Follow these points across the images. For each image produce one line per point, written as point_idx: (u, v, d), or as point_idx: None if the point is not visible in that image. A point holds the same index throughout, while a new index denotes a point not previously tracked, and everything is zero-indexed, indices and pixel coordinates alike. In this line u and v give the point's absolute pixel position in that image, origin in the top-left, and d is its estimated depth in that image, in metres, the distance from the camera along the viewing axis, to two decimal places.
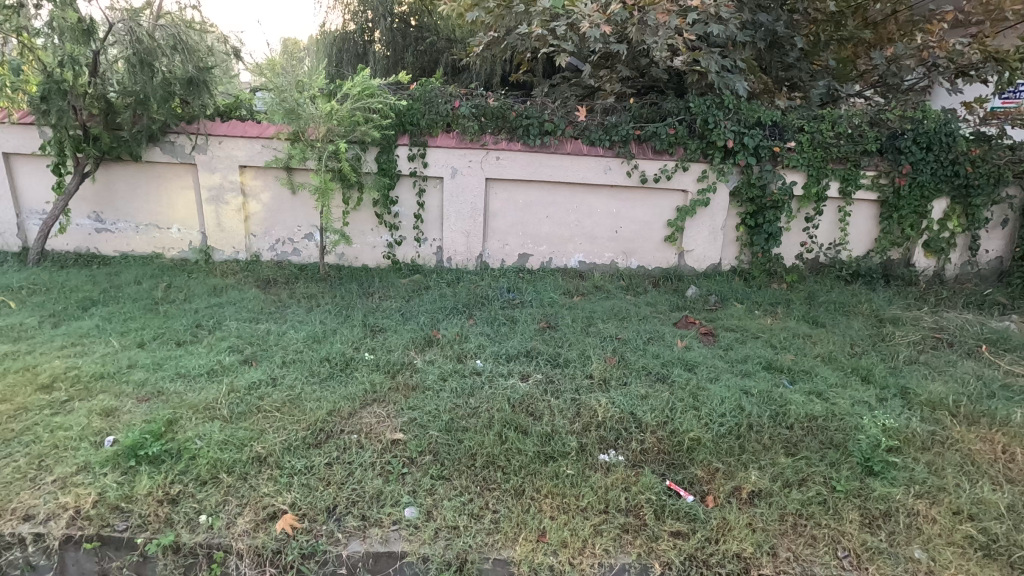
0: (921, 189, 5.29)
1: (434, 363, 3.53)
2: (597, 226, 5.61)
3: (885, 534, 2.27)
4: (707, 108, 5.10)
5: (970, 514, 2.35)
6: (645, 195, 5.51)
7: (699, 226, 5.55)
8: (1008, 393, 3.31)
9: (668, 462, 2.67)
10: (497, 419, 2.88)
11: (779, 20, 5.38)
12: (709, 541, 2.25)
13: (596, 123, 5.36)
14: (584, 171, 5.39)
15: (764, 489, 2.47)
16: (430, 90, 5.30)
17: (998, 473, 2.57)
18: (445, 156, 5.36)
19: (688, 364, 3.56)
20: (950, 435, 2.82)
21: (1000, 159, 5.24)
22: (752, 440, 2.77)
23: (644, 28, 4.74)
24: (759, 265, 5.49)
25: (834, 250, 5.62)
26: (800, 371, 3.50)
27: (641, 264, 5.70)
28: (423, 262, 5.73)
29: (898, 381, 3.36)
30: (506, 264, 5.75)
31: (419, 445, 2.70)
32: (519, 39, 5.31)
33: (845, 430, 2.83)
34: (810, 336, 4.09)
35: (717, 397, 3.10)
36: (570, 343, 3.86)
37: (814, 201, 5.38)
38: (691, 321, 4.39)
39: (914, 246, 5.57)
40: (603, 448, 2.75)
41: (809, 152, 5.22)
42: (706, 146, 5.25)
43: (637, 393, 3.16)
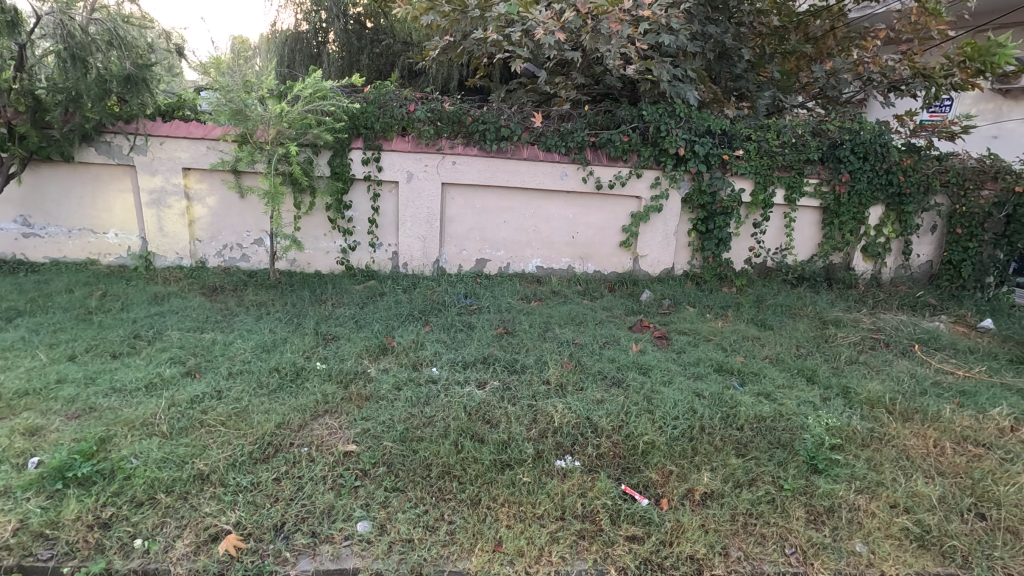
0: (859, 197, 5.57)
1: (388, 371, 3.46)
2: (554, 230, 5.64)
3: (829, 530, 2.36)
4: (659, 116, 5.21)
5: (906, 507, 2.46)
6: (601, 200, 5.58)
7: (653, 231, 5.66)
8: (938, 389, 3.51)
9: (623, 466, 2.69)
10: (453, 428, 2.84)
11: (727, 32, 5.57)
12: (663, 544, 2.27)
13: (552, 129, 5.40)
14: (541, 176, 5.41)
15: (716, 490, 2.52)
16: (385, 93, 5.21)
17: (931, 466, 2.70)
18: (401, 160, 5.29)
19: (643, 367, 3.62)
20: (886, 432, 2.96)
21: (929, 169, 5.58)
22: (704, 442, 2.83)
23: (598, 36, 4.80)
24: (710, 269, 5.64)
25: (780, 254, 5.84)
26: (749, 372, 3.61)
27: (597, 269, 5.77)
28: (378, 267, 5.62)
29: (840, 381, 3.50)
30: (463, 269, 5.71)
31: (373, 457, 2.63)
32: (474, 44, 5.29)
33: (791, 430, 2.92)
34: (758, 338, 4.23)
35: (671, 400, 3.15)
36: (527, 349, 3.86)
37: (761, 208, 5.59)
38: (646, 325, 4.46)
39: (853, 251, 5.86)
40: (559, 454, 2.76)
41: (756, 160, 5.41)
42: (658, 154, 5.37)
43: (593, 397, 3.19)
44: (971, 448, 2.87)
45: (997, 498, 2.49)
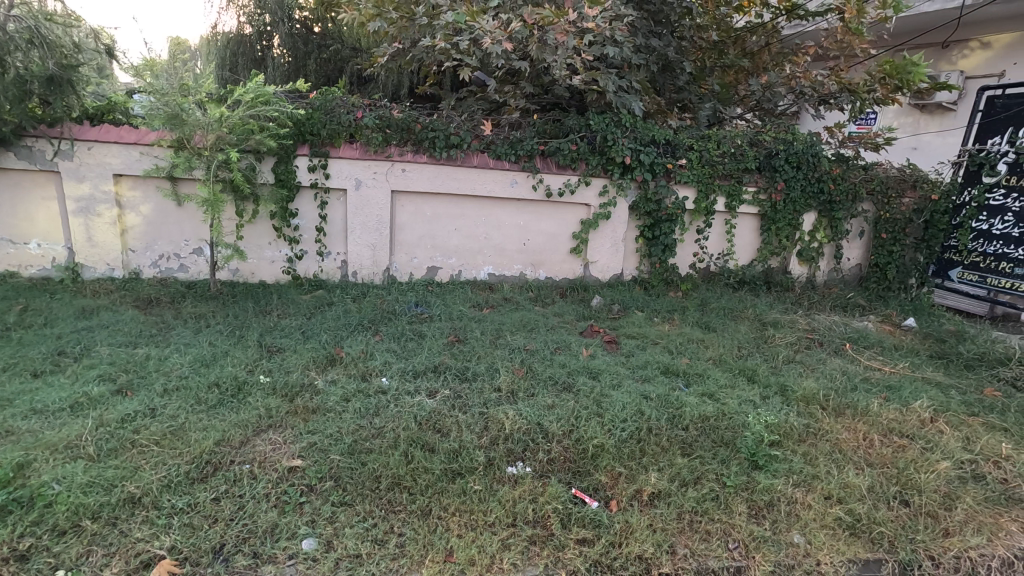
0: (794, 204, 5.88)
1: (336, 383, 3.38)
2: (506, 238, 5.67)
3: (769, 523, 2.45)
4: (606, 125, 5.33)
5: (839, 498, 2.59)
6: (551, 208, 5.66)
7: (602, 238, 5.77)
8: (867, 385, 3.72)
9: (573, 471, 2.72)
10: (403, 438, 2.80)
11: (670, 45, 5.84)
12: (613, 545, 2.31)
13: (501, 137, 5.44)
14: (491, 184, 5.44)
15: (663, 490, 2.58)
16: (331, 99, 5.11)
17: (862, 458, 2.86)
18: (349, 167, 5.20)
19: (592, 372, 3.67)
20: (821, 426, 3.12)
21: (856, 178, 5.97)
22: (652, 443, 2.89)
23: (544, 47, 4.88)
24: (658, 275, 5.79)
25: (723, 259, 6.07)
26: (693, 373, 3.73)
27: (549, 275, 5.83)
28: (327, 276, 5.49)
29: (778, 379, 3.66)
30: (414, 278, 5.65)
31: (319, 471, 2.56)
32: (422, 52, 5.27)
33: (733, 428, 3.03)
34: (703, 341, 4.38)
35: (619, 403, 3.22)
36: (479, 356, 3.85)
37: (704, 215, 5.79)
38: (596, 330, 4.53)
39: (790, 255, 6.17)
40: (510, 460, 2.76)
41: (698, 169, 5.63)
42: (606, 162, 5.49)
43: (544, 403, 3.21)
44: (896, 439, 3.05)
45: (919, 485, 2.65)
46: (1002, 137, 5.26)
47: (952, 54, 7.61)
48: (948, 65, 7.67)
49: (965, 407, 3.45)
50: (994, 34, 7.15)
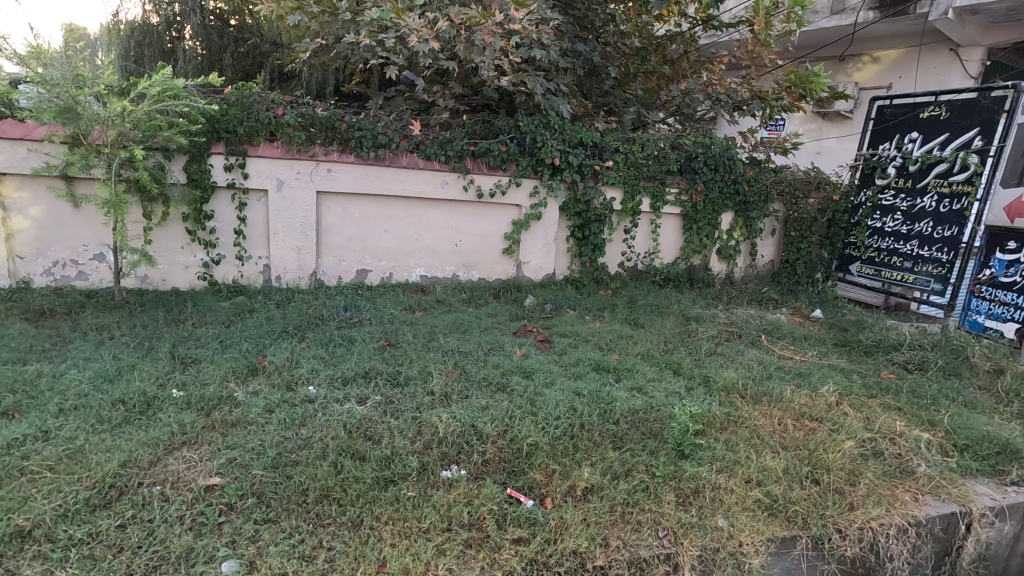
0: (713, 205, 6.21)
1: (258, 394, 3.20)
2: (438, 239, 5.61)
3: (696, 510, 2.56)
4: (534, 127, 5.39)
5: (758, 481, 2.74)
6: (482, 208, 5.65)
7: (534, 238, 5.83)
8: (780, 373, 3.97)
9: (508, 471, 2.72)
10: (332, 448, 2.69)
11: (594, 51, 5.96)
12: (548, 542, 2.33)
13: (431, 137, 5.36)
14: (421, 185, 5.37)
15: (596, 483, 2.63)
16: (248, 95, 4.85)
17: (777, 442, 3.04)
18: (270, 166, 4.97)
19: (526, 371, 3.70)
20: (740, 414, 3.29)
21: (767, 180, 6.39)
22: (584, 439, 2.94)
23: (471, 47, 4.88)
24: (588, 274, 5.92)
25: (649, 257, 6.29)
26: (623, 369, 3.84)
27: (482, 276, 5.81)
28: (247, 281, 5.21)
29: (702, 371, 3.84)
30: (343, 281, 5.47)
31: (240, 488, 2.42)
32: (346, 48, 5.12)
33: (661, 420, 3.14)
34: (631, 337, 4.52)
35: (552, 401, 3.25)
36: (411, 360, 3.77)
37: (631, 215, 5.99)
38: (529, 330, 4.57)
39: (710, 253, 6.50)
40: (444, 464, 2.72)
41: (624, 170, 5.81)
42: (536, 164, 5.55)
43: (478, 404, 3.18)
44: (807, 423, 3.27)
45: (828, 464, 2.86)
46: (892, 143, 5.72)
47: (848, 67, 8.33)
48: (844, 77, 8.39)
49: (865, 390, 3.77)
50: (882, 50, 7.90)
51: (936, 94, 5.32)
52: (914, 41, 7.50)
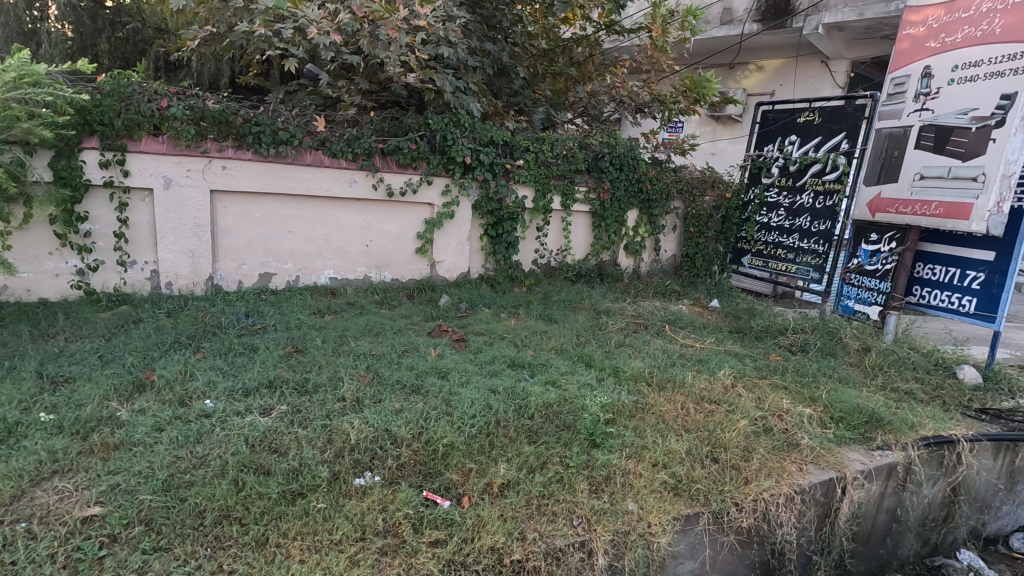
0: (619, 202, 6.49)
1: (146, 411, 2.92)
2: (347, 239, 5.42)
3: (607, 496, 2.66)
4: (444, 125, 5.35)
5: (664, 463, 2.88)
6: (394, 208, 5.53)
7: (447, 237, 5.79)
8: (683, 360, 4.22)
9: (424, 473, 2.68)
10: (232, 464, 2.51)
11: (503, 51, 6.03)
12: (465, 542, 2.32)
13: (336, 134, 5.15)
14: (328, 183, 5.16)
15: (512, 478, 2.66)
16: (126, 85, 4.42)
17: (681, 425, 3.23)
18: (154, 163, 4.56)
19: (441, 372, 3.67)
20: (647, 401, 3.46)
21: (667, 179, 6.79)
22: (500, 436, 2.96)
23: (376, 42, 4.74)
24: (502, 271, 5.97)
25: (561, 254, 6.46)
26: (537, 364, 3.91)
27: (394, 277, 5.68)
28: (132, 289, 4.74)
29: (611, 362, 4.00)
30: (244, 286, 5.13)
31: (125, 516, 2.20)
32: (239, 38, 4.80)
33: (573, 411, 3.23)
34: (545, 332, 4.61)
35: (467, 399, 3.24)
36: (319, 366, 3.61)
37: (543, 213, 6.12)
38: (444, 329, 4.53)
39: (618, 249, 6.79)
40: (357, 471, 2.64)
41: (535, 169, 5.91)
42: (447, 162, 5.51)
43: (392, 408, 3.11)
44: (706, 405, 3.50)
45: (725, 443, 3.07)
46: (775, 145, 6.27)
47: (737, 74, 8.98)
48: (734, 83, 9.03)
49: (756, 372, 4.10)
50: (765, 59, 8.61)
51: (811, 102, 5.88)
52: (792, 53, 8.24)
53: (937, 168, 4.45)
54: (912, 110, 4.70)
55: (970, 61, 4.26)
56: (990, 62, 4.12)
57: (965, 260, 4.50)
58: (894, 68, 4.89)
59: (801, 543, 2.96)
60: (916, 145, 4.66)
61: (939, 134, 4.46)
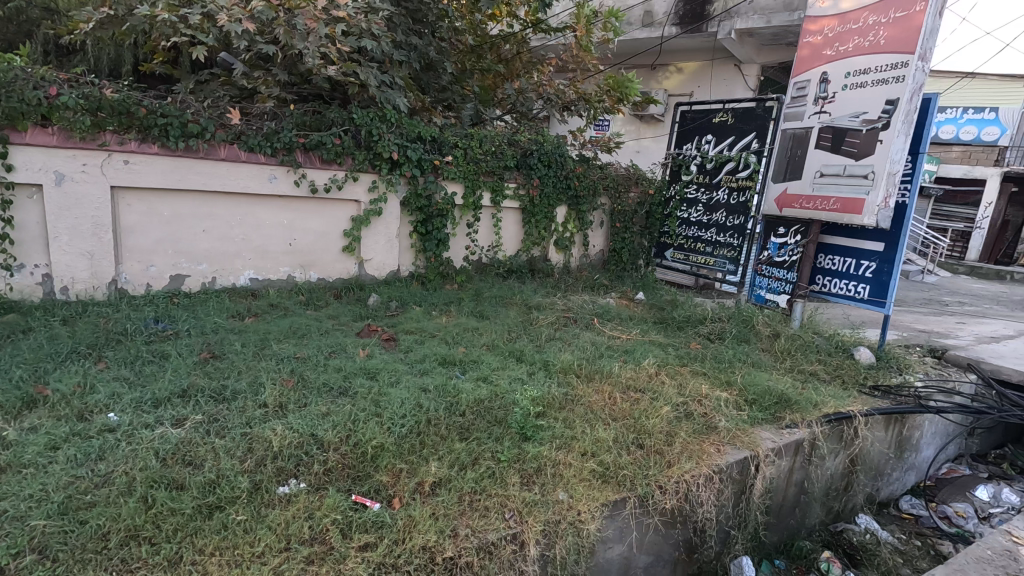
0: (548, 198, 6.60)
1: (38, 429, 2.67)
2: (268, 238, 5.18)
3: (538, 487, 2.70)
4: (369, 120, 5.21)
5: (592, 452, 2.96)
6: (318, 205, 5.34)
7: (375, 235, 5.67)
8: (610, 351, 4.36)
9: (352, 477, 2.62)
10: (140, 480, 2.34)
11: (429, 46, 5.96)
12: (396, 543, 2.29)
13: (253, 128, 4.90)
14: (246, 180, 4.90)
15: (444, 476, 2.64)
16: (8, 68, 3.94)
17: (608, 415, 3.33)
18: (43, 157, 4.15)
19: (370, 372, 3.59)
20: (576, 393, 3.55)
21: (595, 176, 6.97)
22: (431, 434, 2.94)
23: (293, 32, 4.54)
24: (433, 269, 5.93)
25: (492, 250, 6.49)
26: (469, 360, 3.91)
27: (321, 276, 5.50)
28: (20, 295, 4.30)
29: (542, 356, 4.07)
30: (154, 289, 4.79)
31: (14, 546, 2.00)
32: (140, 22, 4.45)
33: (504, 406, 3.26)
34: (477, 329, 4.62)
35: (398, 399, 3.19)
36: (239, 371, 3.43)
37: (473, 209, 6.11)
38: (374, 329, 4.44)
39: (548, 245, 6.92)
40: (281, 479, 2.53)
41: (464, 166, 5.88)
42: (373, 158, 5.38)
43: (318, 411, 3.01)
44: (632, 394, 3.63)
45: (649, 429, 3.20)
46: (693, 143, 6.61)
47: (658, 75, 9.33)
48: (656, 84, 9.38)
49: (678, 360, 4.31)
50: (684, 61, 9.00)
51: (724, 102, 6.24)
52: (707, 56, 8.67)
53: (834, 167, 4.81)
54: (812, 113, 5.08)
55: (859, 69, 4.64)
56: (875, 70, 4.50)
57: (859, 250, 4.94)
58: (796, 73, 5.27)
59: (721, 519, 3.14)
60: (816, 145, 5.02)
61: (835, 135, 4.84)
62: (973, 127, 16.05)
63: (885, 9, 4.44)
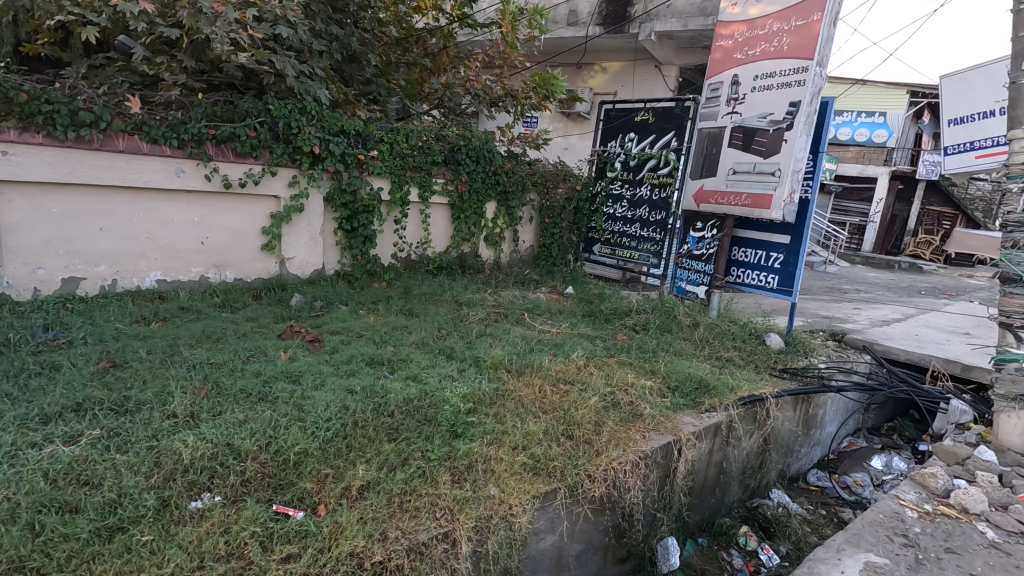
0: (476, 194, 6.58)
1: None
2: (177, 236, 4.83)
3: (470, 484, 2.68)
4: (288, 112, 4.96)
5: (523, 445, 2.98)
6: (232, 201, 5.04)
7: (296, 232, 5.43)
8: (540, 346, 4.41)
9: (273, 486, 2.49)
10: (26, 505, 2.11)
11: (352, 36, 5.76)
12: (321, 552, 2.20)
13: (157, 117, 4.53)
14: (149, 174, 4.54)
15: (372, 479, 2.57)
16: None
17: (539, 408, 3.37)
18: None
19: (292, 376, 3.43)
20: (506, 388, 3.56)
21: (523, 172, 7.04)
22: (358, 437, 2.85)
23: (199, 15, 4.24)
24: (360, 267, 5.76)
25: (421, 247, 6.39)
26: (397, 360, 3.83)
27: (237, 276, 5.20)
28: None
29: (472, 353, 4.05)
30: (42, 293, 4.33)
31: None
32: None
33: (434, 404, 3.21)
34: (406, 327, 4.53)
35: (322, 403, 3.06)
36: (144, 381, 3.17)
37: (400, 205, 5.98)
38: (297, 330, 4.25)
39: (478, 241, 6.91)
40: (193, 494, 2.37)
41: (390, 161, 5.74)
42: (292, 151, 5.13)
43: (234, 419, 2.84)
44: (561, 386, 3.69)
45: (578, 420, 3.26)
46: (617, 141, 6.81)
47: (584, 74, 9.53)
48: (582, 83, 9.58)
49: (606, 351, 4.43)
50: (608, 61, 9.24)
51: (645, 102, 6.46)
52: (630, 57, 8.96)
53: (745, 164, 5.11)
54: (725, 113, 5.36)
55: (766, 72, 4.94)
56: (780, 74, 4.81)
57: (768, 243, 5.27)
58: (710, 75, 5.53)
59: (647, 503, 3.25)
60: (729, 144, 5.31)
61: (746, 135, 5.13)
62: (866, 130, 17.48)
63: (787, 17, 4.76)
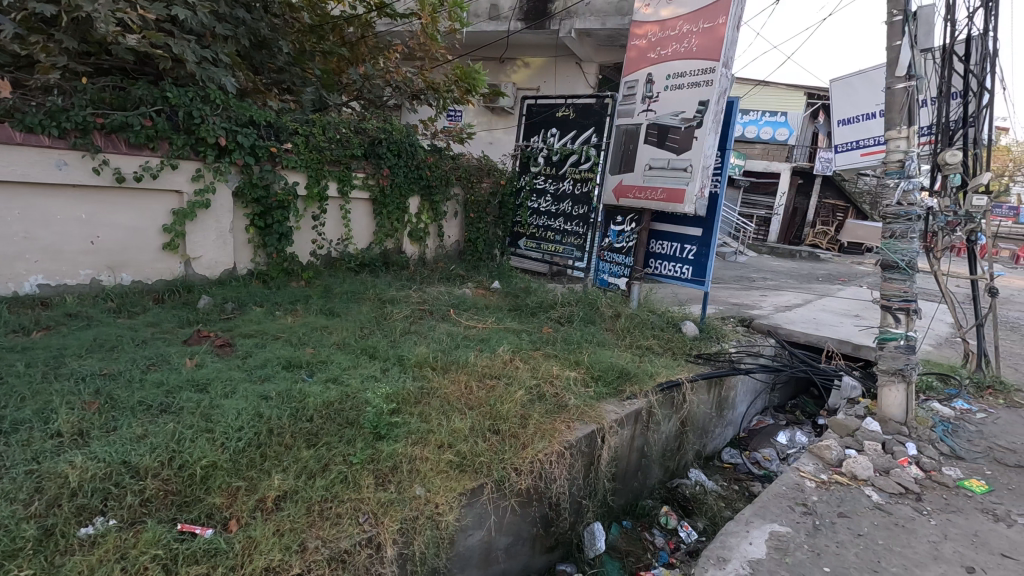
0: (399, 189, 6.44)
1: None
2: (61, 236, 4.37)
3: (394, 486, 2.62)
4: (188, 100, 4.63)
5: (449, 443, 2.95)
6: (127, 197, 4.63)
7: (202, 230, 5.07)
8: (466, 341, 4.39)
9: (177, 504, 2.32)
10: None
11: (260, 21, 5.42)
12: (232, 571, 2.08)
13: (31, 103, 4.07)
14: (24, 166, 4.06)
15: (289, 489, 2.44)
16: None
17: (465, 404, 3.35)
18: None
19: (198, 384, 3.20)
20: (431, 385, 3.51)
21: (447, 167, 7.00)
22: (273, 445, 2.70)
23: None
24: (276, 265, 5.48)
25: (342, 244, 6.17)
26: (316, 362, 3.67)
27: (135, 278, 4.79)
28: None
29: (396, 351, 3.96)
30: None
31: None
32: None
33: (356, 406, 3.11)
34: (326, 327, 4.36)
35: (232, 411, 2.88)
36: (21, 398, 2.84)
37: (318, 201, 5.73)
38: (205, 335, 3.98)
39: (402, 237, 6.78)
40: (83, 520, 2.16)
41: (305, 154, 5.48)
42: (195, 143, 4.78)
43: (131, 434, 2.60)
44: (487, 381, 3.69)
45: (505, 414, 3.27)
46: (540, 136, 6.89)
47: (506, 68, 9.52)
48: (504, 77, 9.59)
49: (531, 344, 4.48)
50: (529, 56, 9.31)
51: (565, 98, 6.57)
52: (551, 53, 9.07)
53: (660, 160, 5.31)
54: (641, 110, 5.55)
55: (677, 72, 5.16)
56: (690, 74, 5.03)
57: (682, 235, 5.54)
58: (626, 73, 5.71)
59: (573, 491, 3.33)
60: (645, 140, 5.50)
61: (660, 132, 5.34)
62: (769, 129, 18.67)
63: (696, 19, 4.99)
